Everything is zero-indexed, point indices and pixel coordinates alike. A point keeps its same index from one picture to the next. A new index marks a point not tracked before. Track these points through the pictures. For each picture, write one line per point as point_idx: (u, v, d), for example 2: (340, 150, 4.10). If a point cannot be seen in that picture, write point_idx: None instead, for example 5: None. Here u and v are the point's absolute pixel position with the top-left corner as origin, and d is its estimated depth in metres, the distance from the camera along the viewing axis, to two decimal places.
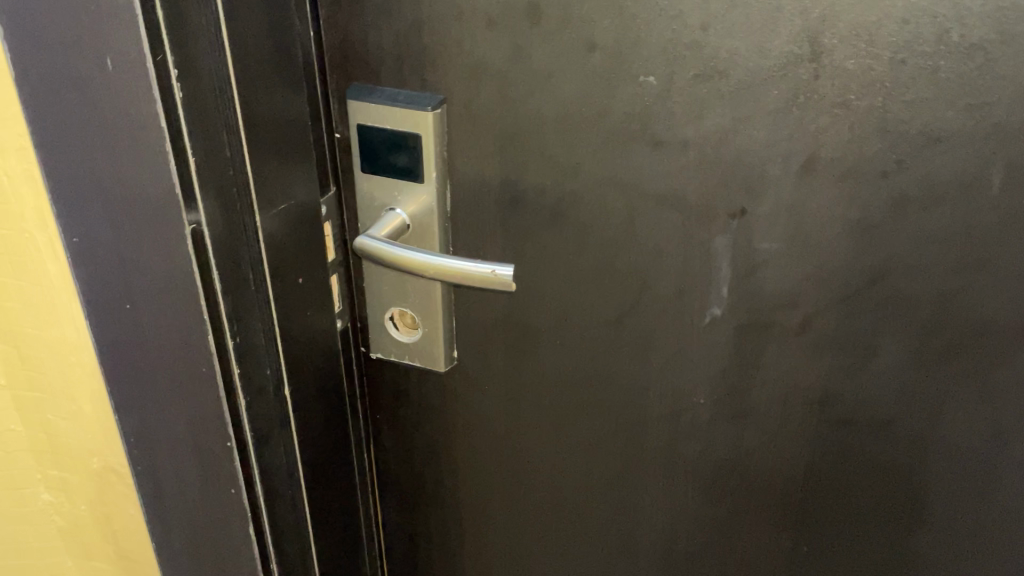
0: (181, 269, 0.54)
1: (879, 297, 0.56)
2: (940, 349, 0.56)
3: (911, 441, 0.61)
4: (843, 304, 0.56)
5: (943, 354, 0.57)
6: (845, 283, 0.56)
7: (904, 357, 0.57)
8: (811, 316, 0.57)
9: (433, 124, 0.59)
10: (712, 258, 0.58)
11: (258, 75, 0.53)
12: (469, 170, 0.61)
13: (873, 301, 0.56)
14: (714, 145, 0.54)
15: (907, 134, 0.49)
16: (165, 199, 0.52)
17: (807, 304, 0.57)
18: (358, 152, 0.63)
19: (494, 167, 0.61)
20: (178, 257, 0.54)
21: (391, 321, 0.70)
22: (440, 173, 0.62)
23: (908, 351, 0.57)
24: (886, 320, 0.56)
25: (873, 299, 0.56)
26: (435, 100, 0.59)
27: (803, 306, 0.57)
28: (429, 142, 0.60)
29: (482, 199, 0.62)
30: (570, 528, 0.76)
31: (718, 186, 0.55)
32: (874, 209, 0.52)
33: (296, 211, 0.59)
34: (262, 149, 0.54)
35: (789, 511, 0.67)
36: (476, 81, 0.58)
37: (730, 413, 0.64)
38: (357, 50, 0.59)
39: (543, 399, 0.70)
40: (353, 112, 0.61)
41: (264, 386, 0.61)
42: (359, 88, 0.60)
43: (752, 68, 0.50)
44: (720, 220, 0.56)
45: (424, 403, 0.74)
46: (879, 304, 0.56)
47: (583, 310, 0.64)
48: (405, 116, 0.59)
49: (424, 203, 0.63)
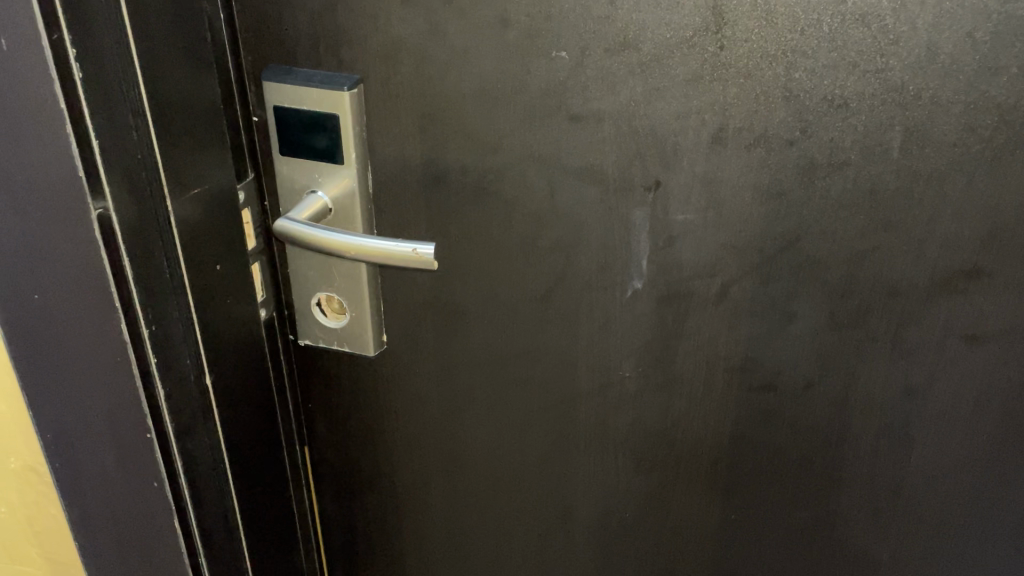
0: (90, 256, 0.53)
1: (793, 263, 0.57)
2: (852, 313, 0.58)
3: (829, 404, 0.62)
4: (758, 272, 0.57)
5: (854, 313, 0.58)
6: (760, 251, 0.57)
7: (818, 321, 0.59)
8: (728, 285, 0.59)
9: (351, 103, 0.59)
10: (632, 231, 0.58)
11: (164, 55, 0.52)
12: (388, 150, 0.61)
13: (787, 268, 0.57)
14: (629, 119, 0.54)
15: (812, 102, 0.51)
16: (71, 182, 0.50)
17: (725, 274, 0.58)
18: (275, 136, 0.62)
19: (415, 146, 0.60)
20: (87, 243, 0.53)
21: (319, 308, 0.69)
22: (360, 154, 0.61)
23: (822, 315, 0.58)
24: (800, 287, 0.57)
25: (786, 266, 0.57)
26: (352, 80, 0.58)
27: (721, 276, 0.58)
28: (348, 123, 0.60)
29: (404, 179, 0.62)
30: (505, 507, 0.76)
31: (635, 158, 0.55)
32: (784, 176, 0.53)
33: (209, 197, 0.58)
34: (172, 131, 0.54)
35: (715, 479, 0.68)
36: (391, 58, 0.57)
37: (655, 384, 0.65)
38: (271, 31, 0.59)
39: (474, 379, 0.70)
40: (269, 94, 0.60)
41: (185, 375, 0.60)
42: (274, 70, 0.60)
43: (662, 40, 0.51)
44: (638, 193, 0.57)
45: (355, 387, 0.74)
46: (793, 270, 0.57)
47: (509, 287, 0.64)
48: (323, 96, 0.59)
49: (346, 184, 0.62)
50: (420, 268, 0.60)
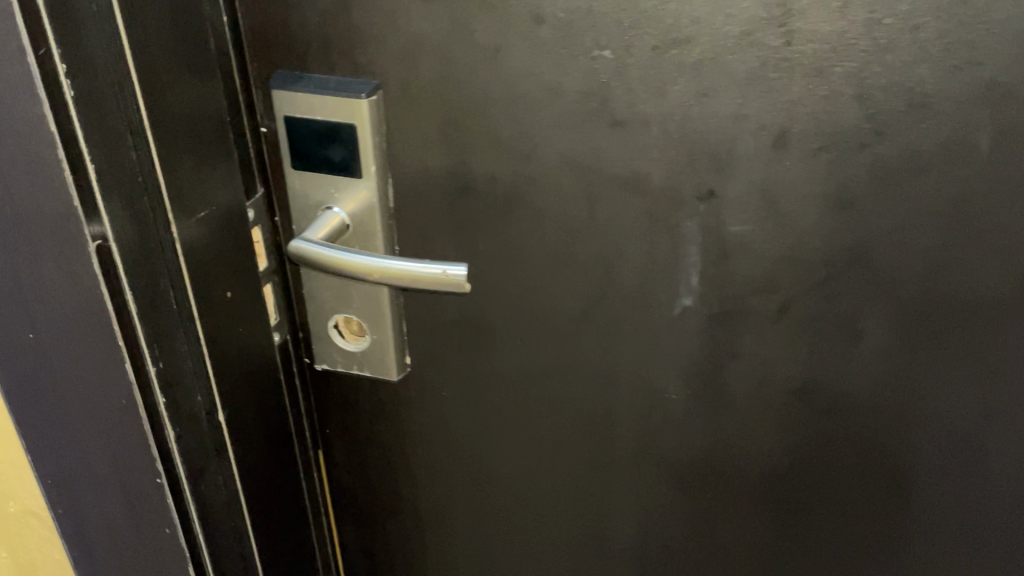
0: (88, 290, 0.48)
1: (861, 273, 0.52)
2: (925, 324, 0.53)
3: (896, 427, 0.57)
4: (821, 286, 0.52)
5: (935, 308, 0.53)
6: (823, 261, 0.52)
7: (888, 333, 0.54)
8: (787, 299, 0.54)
9: (369, 112, 0.54)
10: (681, 244, 0.53)
11: (163, 66, 0.47)
12: (411, 161, 0.56)
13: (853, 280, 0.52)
14: (678, 123, 0.49)
15: (887, 100, 0.45)
16: (64, 211, 0.45)
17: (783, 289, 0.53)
18: (287, 148, 0.57)
19: (440, 156, 0.55)
20: (85, 276, 0.48)
21: (337, 331, 0.65)
22: (380, 166, 0.56)
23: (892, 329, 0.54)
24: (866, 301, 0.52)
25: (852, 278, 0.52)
26: (370, 86, 0.53)
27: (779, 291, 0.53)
28: (366, 133, 0.54)
29: (428, 192, 0.57)
30: (538, 536, 0.72)
31: (684, 166, 0.50)
32: (853, 183, 0.48)
33: (217, 218, 0.54)
34: (174, 150, 0.49)
35: (768, 507, 0.63)
36: (412, 61, 0.52)
37: (705, 408, 0.60)
38: (279, 34, 0.54)
39: (505, 403, 0.65)
40: (278, 103, 0.55)
41: (195, 411, 0.55)
42: (284, 77, 0.55)
43: (717, 35, 0.46)
44: (688, 203, 0.51)
45: (376, 412, 0.69)
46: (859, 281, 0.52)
47: (544, 306, 0.59)
48: (338, 105, 0.54)
49: (365, 199, 0.57)
50: (450, 292, 0.55)
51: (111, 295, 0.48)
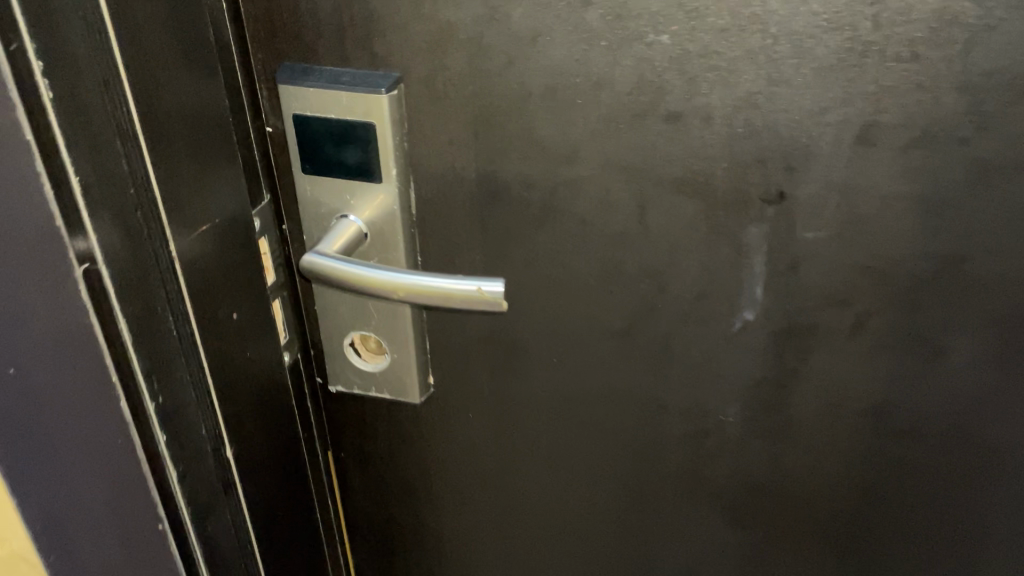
0: (75, 322, 0.42)
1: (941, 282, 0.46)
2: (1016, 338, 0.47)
3: (981, 451, 0.51)
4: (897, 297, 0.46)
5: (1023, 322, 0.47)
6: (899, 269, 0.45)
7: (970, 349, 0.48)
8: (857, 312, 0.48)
9: (389, 110, 0.48)
10: (744, 253, 0.47)
11: (156, 60, 0.41)
12: (436, 163, 0.50)
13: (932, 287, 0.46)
14: (746, 117, 0.43)
15: (989, 88, 0.40)
16: (45, 234, 0.39)
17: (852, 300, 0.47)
18: (296, 150, 0.51)
19: (469, 157, 0.49)
20: (71, 307, 0.42)
21: (353, 349, 0.59)
22: (401, 170, 0.50)
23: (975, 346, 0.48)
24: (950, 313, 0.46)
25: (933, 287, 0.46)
26: (389, 80, 0.47)
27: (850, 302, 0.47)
28: (386, 133, 0.48)
29: (454, 197, 0.51)
30: (574, 567, 0.66)
31: (751, 166, 0.44)
32: (945, 183, 0.43)
33: (220, 231, 0.48)
34: (171, 155, 0.43)
35: (832, 537, 0.57)
36: (439, 50, 0.46)
37: (764, 431, 0.54)
38: (286, 22, 0.48)
39: (539, 426, 0.59)
40: (286, 101, 0.49)
41: (200, 447, 0.50)
42: (291, 70, 0.49)
43: (795, 15, 0.40)
44: (754, 207, 0.45)
45: (396, 436, 0.63)
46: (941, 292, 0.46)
47: (584, 322, 0.53)
48: (354, 101, 0.48)
49: (384, 207, 0.51)
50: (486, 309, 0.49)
51: (99, 323, 0.42)
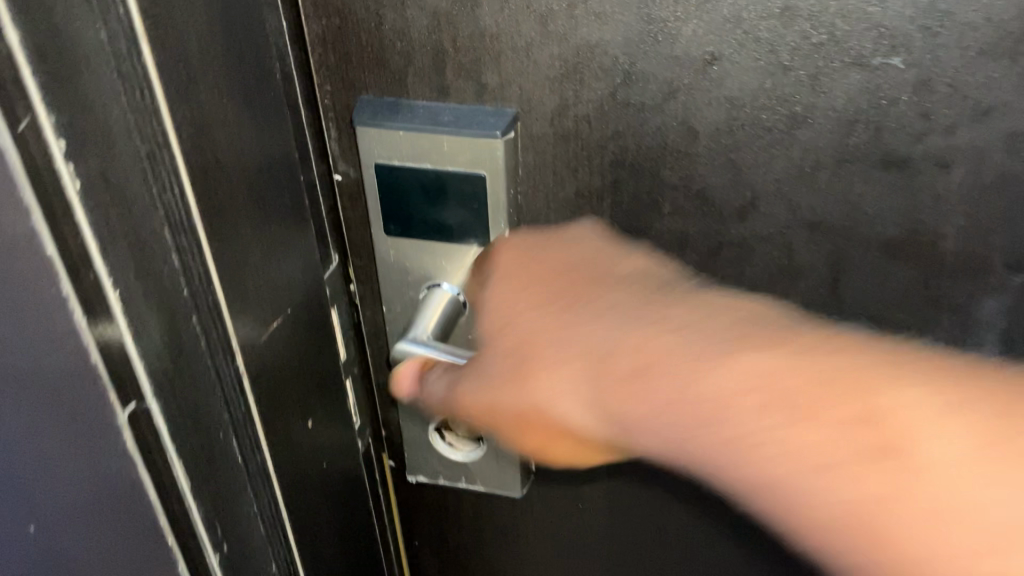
0: (119, 485, 0.30)
1: (887, 371, 0.30)
2: (652, 419, 0.32)
3: None
4: (791, 389, 0.30)
5: (630, 390, 0.33)
6: (781, 355, 0.31)
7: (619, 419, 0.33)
8: (549, 369, 0.35)
9: (504, 158, 0.37)
10: (974, 332, 0.37)
11: (217, 117, 0.30)
12: (557, 219, 0.39)
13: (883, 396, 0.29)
14: (1000, 163, 0.33)
15: None
16: (80, 380, 0.28)
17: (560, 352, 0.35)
18: (375, 207, 0.40)
19: (604, 213, 0.38)
20: (112, 465, 0.30)
21: (439, 436, 0.48)
22: (514, 229, 0.39)
23: (595, 427, 0.34)
24: (667, 381, 0.32)
25: (836, 363, 0.30)
26: (505, 120, 0.36)
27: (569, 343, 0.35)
28: (498, 186, 0.37)
29: None
30: None
31: (1000, 226, 0.34)
32: None
33: (291, 322, 0.37)
34: (235, 238, 0.32)
35: None
36: (575, 81, 0.35)
37: None
38: (365, 47, 0.36)
39: (671, 522, 0.49)
40: (366, 146, 0.38)
41: None
42: (373, 108, 0.38)
43: None
44: (997, 275, 0.35)
45: (488, 529, 0.53)
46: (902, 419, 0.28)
47: None
48: (458, 147, 0.37)
49: (488, 274, 0.40)
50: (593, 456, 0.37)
51: (153, 486, 0.31)
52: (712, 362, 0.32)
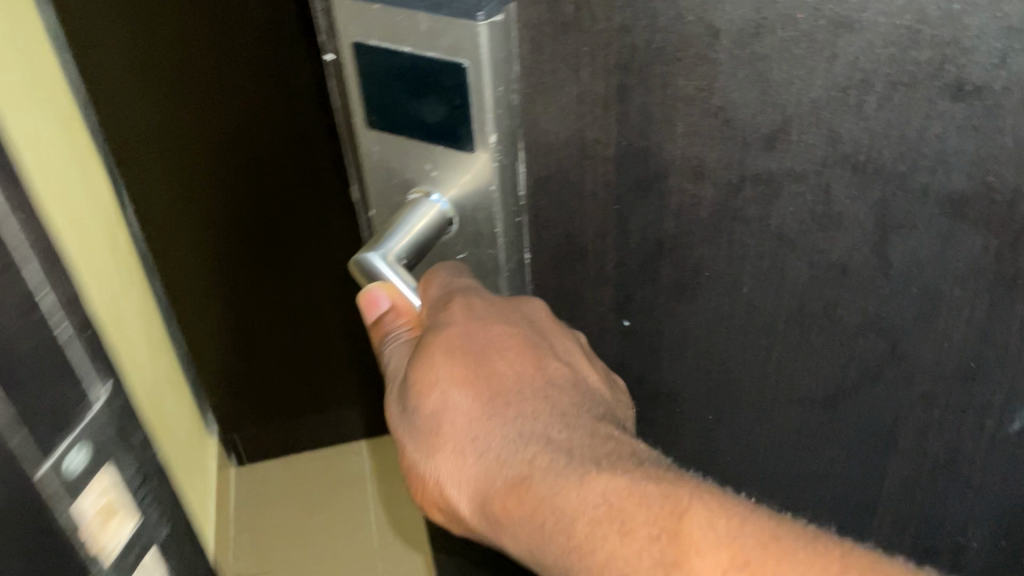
0: None
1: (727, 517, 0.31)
2: (538, 499, 0.34)
3: None
4: (648, 516, 0.32)
5: (523, 486, 0.34)
6: (624, 484, 0.33)
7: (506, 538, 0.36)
8: (452, 460, 0.36)
9: (487, 46, 0.31)
10: None
11: None
12: (559, 129, 0.33)
13: (693, 557, 0.31)
14: None
15: None
16: None
17: (486, 454, 0.36)
18: (356, 94, 0.35)
19: (610, 128, 0.32)
20: None
21: None
22: (506, 135, 0.34)
23: (475, 490, 0.36)
24: (560, 503, 0.33)
25: (662, 498, 0.32)
26: (493, 1, 0.30)
27: (498, 448, 0.35)
28: (482, 81, 0.32)
29: (586, 185, 0.34)
30: None
31: None
32: None
33: None
34: None
35: None
36: None
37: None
38: None
39: None
40: (342, 22, 0.33)
41: None
42: None
43: None
44: None
45: None
46: (735, 533, 0.31)
47: (763, 379, 0.36)
48: (437, 30, 0.31)
49: (477, 187, 0.35)
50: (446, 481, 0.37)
51: None
52: (579, 481, 0.33)
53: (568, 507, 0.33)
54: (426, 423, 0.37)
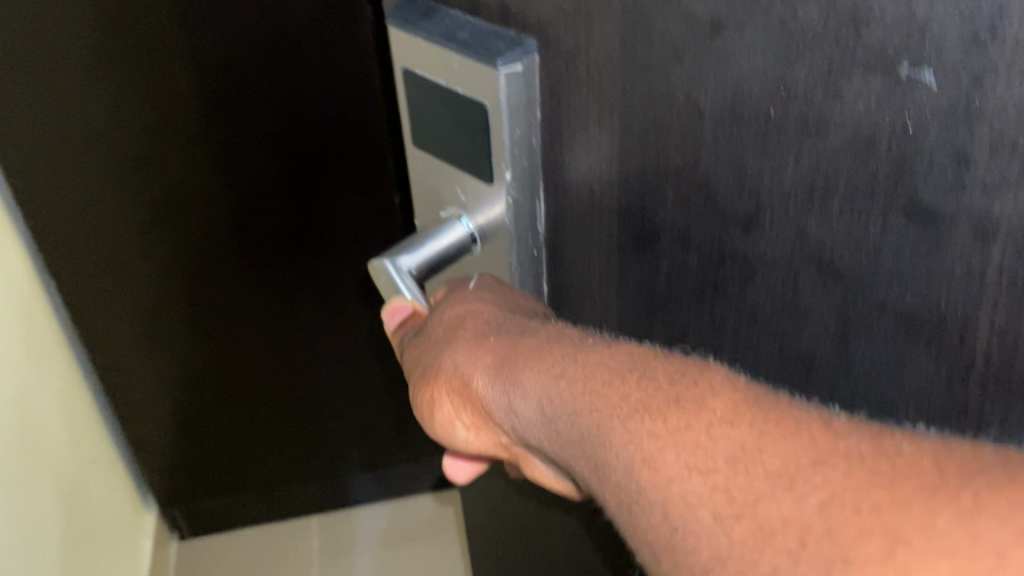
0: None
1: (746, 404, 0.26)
2: (542, 365, 0.32)
3: None
4: (657, 376, 0.29)
5: (534, 351, 0.33)
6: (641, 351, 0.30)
7: (516, 411, 0.33)
8: (470, 347, 0.36)
9: (505, 92, 0.33)
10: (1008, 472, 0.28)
11: None
12: (572, 177, 0.35)
13: (710, 394, 0.27)
14: None
15: None
16: None
17: (503, 334, 0.35)
18: (407, 114, 0.39)
19: (612, 186, 0.34)
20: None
21: None
22: (524, 175, 0.36)
23: (483, 379, 0.34)
24: (568, 357, 0.31)
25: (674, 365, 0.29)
26: (513, 52, 0.33)
27: (512, 333, 0.35)
28: (500, 121, 0.34)
29: (591, 233, 0.36)
30: None
31: None
32: None
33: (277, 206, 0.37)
34: None
35: None
36: (587, 20, 0.30)
37: None
38: None
39: None
40: (399, 49, 0.37)
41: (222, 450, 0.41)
42: (411, 9, 0.36)
43: None
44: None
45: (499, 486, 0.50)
46: (751, 393, 0.27)
47: None
48: (465, 70, 0.34)
49: (494, 217, 0.37)
50: (460, 369, 0.35)
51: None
52: (591, 346, 0.32)
53: (580, 355, 0.31)
54: (447, 325, 0.37)
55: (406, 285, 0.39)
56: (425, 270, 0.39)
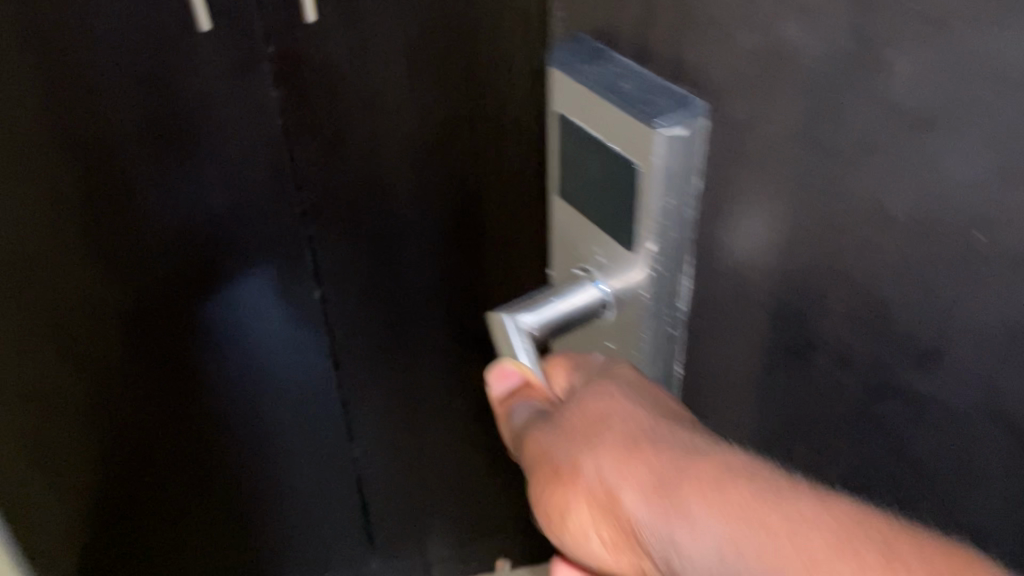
0: None
1: None
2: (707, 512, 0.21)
3: None
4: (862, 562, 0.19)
5: (691, 493, 0.22)
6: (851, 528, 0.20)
7: (679, 550, 0.22)
8: (602, 471, 0.25)
9: (660, 156, 0.29)
10: None
11: None
12: (725, 262, 0.30)
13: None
14: None
15: None
16: None
17: (657, 451, 0.24)
18: (556, 163, 0.36)
19: (769, 281, 0.29)
20: None
21: None
22: (668, 250, 0.32)
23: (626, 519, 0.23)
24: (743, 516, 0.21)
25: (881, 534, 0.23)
26: (676, 115, 0.29)
27: (661, 458, 0.24)
28: (650, 188, 0.30)
29: (735, 330, 0.31)
30: None
31: None
32: None
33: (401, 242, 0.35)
34: None
35: None
36: (769, 90, 0.26)
37: None
38: None
39: None
40: (557, 93, 0.34)
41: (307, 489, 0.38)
42: (576, 53, 0.33)
43: None
44: None
45: None
46: None
47: None
48: (622, 125, 0.30)
49: (630, 288, 0.34)
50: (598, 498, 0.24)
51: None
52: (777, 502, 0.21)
53: (780, 512, 0.21)
54: (578, 425, 0.27)
55: (521, 346, 0.34)
56: (546, 335, 0.36)
